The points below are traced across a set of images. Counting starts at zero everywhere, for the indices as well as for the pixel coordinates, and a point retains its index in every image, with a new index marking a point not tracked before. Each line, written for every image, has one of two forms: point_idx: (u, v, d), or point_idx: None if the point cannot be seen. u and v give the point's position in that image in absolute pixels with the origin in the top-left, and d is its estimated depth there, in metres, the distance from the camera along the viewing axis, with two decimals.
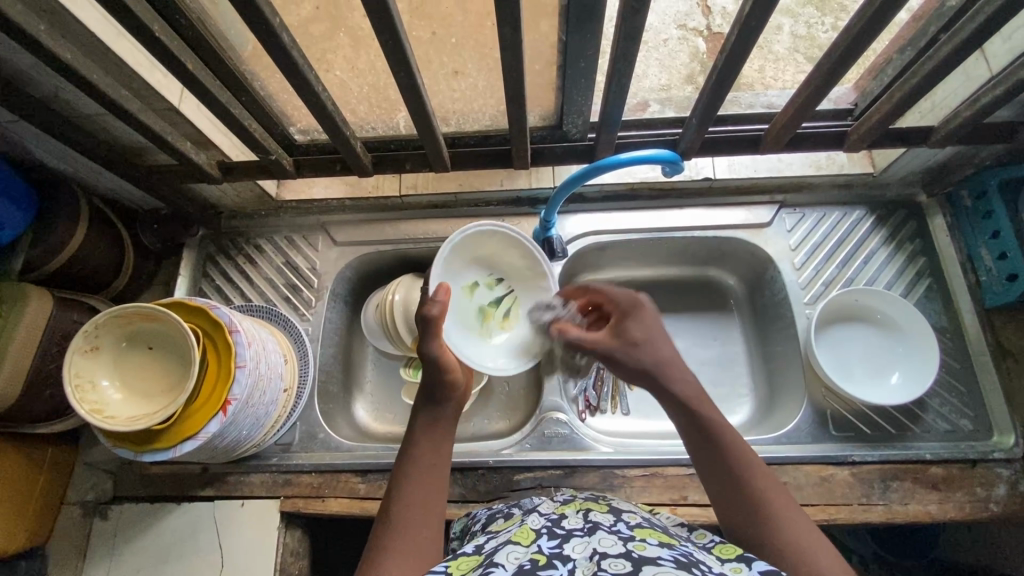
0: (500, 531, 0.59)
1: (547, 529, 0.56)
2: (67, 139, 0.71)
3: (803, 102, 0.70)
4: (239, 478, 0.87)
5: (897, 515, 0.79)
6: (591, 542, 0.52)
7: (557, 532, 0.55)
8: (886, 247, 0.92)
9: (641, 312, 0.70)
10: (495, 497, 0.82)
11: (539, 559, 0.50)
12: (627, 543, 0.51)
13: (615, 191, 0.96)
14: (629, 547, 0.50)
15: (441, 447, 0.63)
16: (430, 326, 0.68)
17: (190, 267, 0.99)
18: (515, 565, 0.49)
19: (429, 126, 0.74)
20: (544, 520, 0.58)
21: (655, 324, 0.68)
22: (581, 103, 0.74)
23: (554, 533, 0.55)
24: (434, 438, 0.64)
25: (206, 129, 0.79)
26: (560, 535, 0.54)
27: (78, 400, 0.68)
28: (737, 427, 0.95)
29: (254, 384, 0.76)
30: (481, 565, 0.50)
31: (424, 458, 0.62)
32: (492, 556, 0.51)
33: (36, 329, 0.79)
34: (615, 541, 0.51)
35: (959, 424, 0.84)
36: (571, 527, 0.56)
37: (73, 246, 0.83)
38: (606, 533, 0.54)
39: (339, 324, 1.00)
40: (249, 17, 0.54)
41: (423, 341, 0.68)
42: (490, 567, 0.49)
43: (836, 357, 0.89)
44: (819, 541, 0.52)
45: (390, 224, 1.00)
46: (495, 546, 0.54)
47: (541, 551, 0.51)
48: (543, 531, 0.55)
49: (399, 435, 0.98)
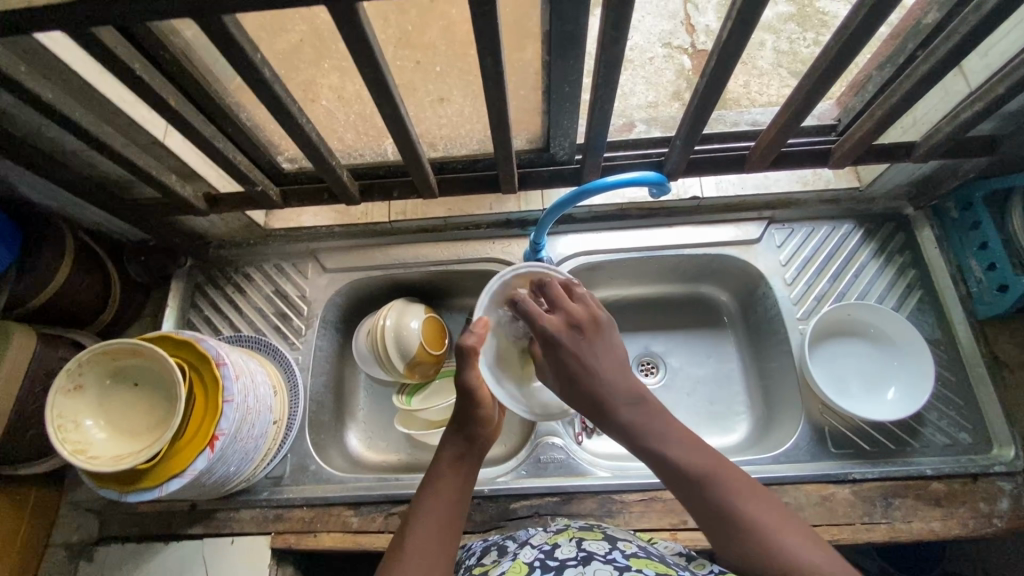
0: (492, 568, 0.58)
1: (540, 562, 0.55)
2: (50, 176, 0.70)
3: (786, 121, 0.71)
4: (228, 515, 0.85)
5: (901, 534, 0.77)
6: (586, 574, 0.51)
7: (551, 563, 0.54)
8: (876, 260, 0.93)
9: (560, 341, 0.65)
10: (491, 527, 0.80)
11: None
12: None
13: (604, 211, 0.97)
14: None
15: (466, 483, 0.64)
16: (465, 355, 0.68)
17: (178, 298, 0.98)
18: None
19: (415, 155, 0.73)
20: (536, 552, 0.57)
21: (588, 350, 0.65)
22: (567, 126, 0.74)
23: (548, 565, 0.54)
24: (460, 471, 0.65)
25: (193, 162, 0.79)
26: (554, 565, 0.53)
27: (61, 440, 0.67)
28: (735, 446, 0.94)
29: (242, 418, 0.74)
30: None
31: (447, 492, 0.62)
32: None
33: (18, 369, 0.77)
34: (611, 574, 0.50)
35: (958, 437, 0.83)
36: (565, 557, 0.55)
37: (57, 282, 0.82)
38: (601, 563, 0.53)
39: (329, 352, 0.99)
40: (230, 55, 0.53)
41: (460, 368, 0.69)
42: None
43: (832, 374, 0.88)
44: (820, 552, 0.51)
45: (380, 250, 0.99)
46: None
47: None
48: (536, 565, 0.54)
49: (392, 464, 0.96)
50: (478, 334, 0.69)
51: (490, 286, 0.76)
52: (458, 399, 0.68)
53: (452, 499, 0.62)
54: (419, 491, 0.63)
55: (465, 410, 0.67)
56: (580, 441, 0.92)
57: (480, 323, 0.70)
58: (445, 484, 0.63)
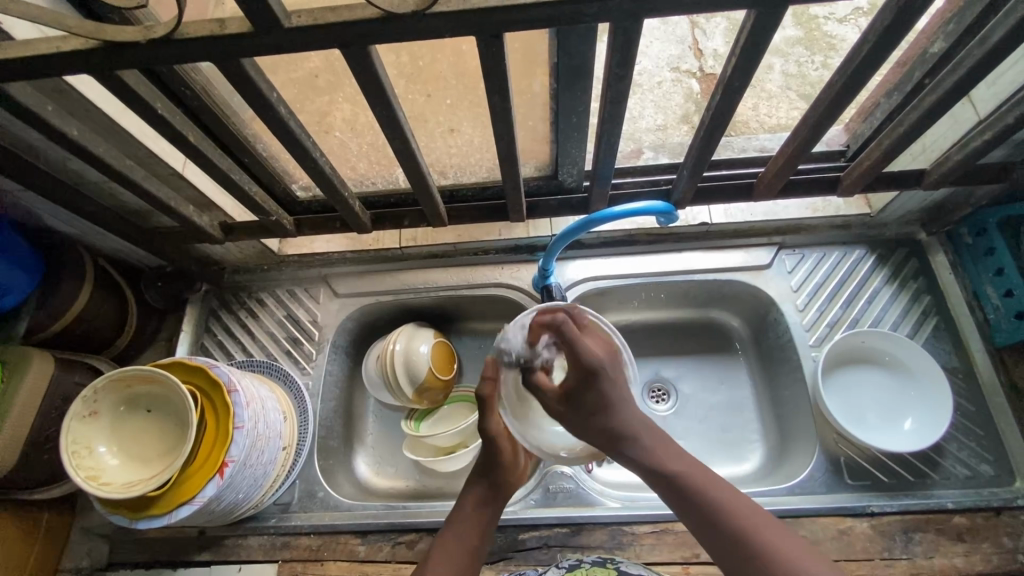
0: None
1: None
2: (73, 207, 0.72)
3: (794, 150, 0.71)
4: (237, 541, 0.85)
5: (923, 570, 0.75)
6: None
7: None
8: (889, 285, 0.92)
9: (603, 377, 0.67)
10: (499, 559, 0.79)
11: None
12: None
13: (613, 237, 0.97)
14: None
15: (490, 525, 0.68)
16: (485, 406, 0.73)
17: (193, 322, 1.00)
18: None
19: (427, 186, 0.75)
20: None
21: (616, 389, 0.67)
22: (575, 154, 0.76)
23: None
24: (483, 513, 0.69)
25: (210, 191, 0.81)
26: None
27: (75, 466, 0.68)
28: (748, 475, 0.92)
29: (252, 444, 0.75)
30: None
31: (471, 525, 0.67)
32: None
33: (36, 394, 0.78)
34: None
35: (980, 469, 0.80)
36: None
37: (75, 309, 0.84)
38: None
39: (339, 377, 0.99)
40: (246, 93, 0.55)
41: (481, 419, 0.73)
42: None
43: (846, 402, 0.87)
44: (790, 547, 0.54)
45: (390, 275, 1.01)
46: None
47: None
48: None
49: (400, 491, 0.96)
50: (491, 381, 0.73)
51: (520, 316, 0.74)
52: (483, 446, 0.73)
53: (475, 536, 0.66)
54: (445, 524, 0.68)
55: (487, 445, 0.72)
56: (590, 469, 0.90)
57: (491, 366, 0.73)
58: (467, 518, 0.68)
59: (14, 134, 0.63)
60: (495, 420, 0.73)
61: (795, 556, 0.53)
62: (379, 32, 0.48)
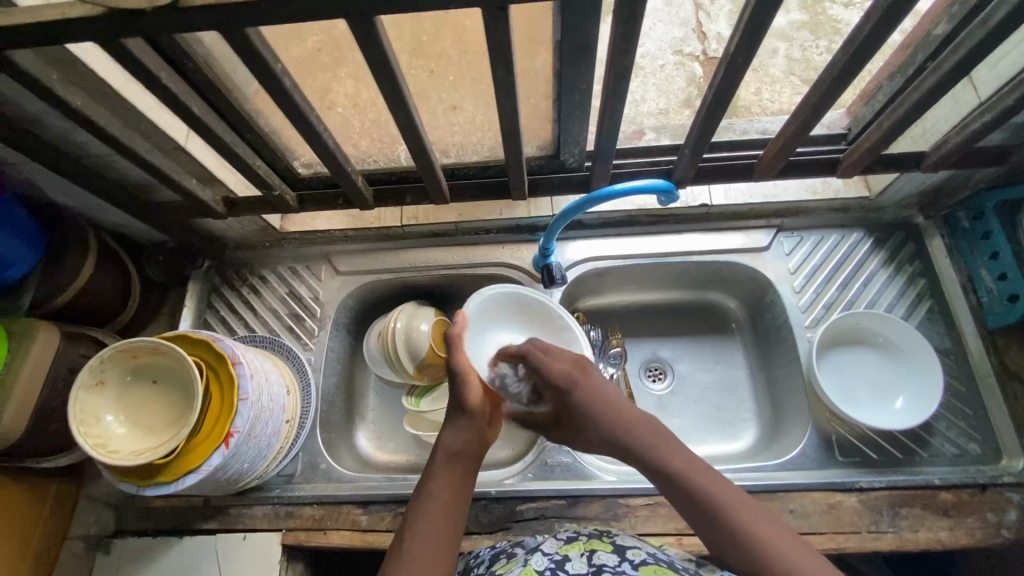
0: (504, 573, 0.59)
1: (551, 571, 0.56)
2: (76, 179, 0.72)
3: (794, 131, 0.72)
4: (241, 511, 0.87)
5: (908, 543, 0.77)
6: None
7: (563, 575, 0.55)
8: (885, 269, 0.93)
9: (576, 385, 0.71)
10: (498, 529, 0.81)
11: None
12: None
13: (613, 218, 0.97)
14: None
15: (464, 492, 0.65)
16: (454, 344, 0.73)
17: (195, 298, 1.01)
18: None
19: (429, 163, 0.75)
20: (546, 560, 0.58)
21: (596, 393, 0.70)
22: (577, 133, 0.76)
23: None
24: (454, 475, 0.66)
25: (212, 166, 0.81)
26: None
27: (83, 434, 0.69)
28: (742, 453, 0.94)
29: (257, 416, 0.76)
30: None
31: (445, 493, 0.63)
32: None
33: (43, 364, 0.79)
34: None
35: (967, 447, 0.82)
36: (577, 572, 0.56)
37: (82, 281, 0.84)
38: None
39: (340, 353, 1.01)
40: (251, 64, 0.55)
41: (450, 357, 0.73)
42: None
43: (839, 382, 0.88)
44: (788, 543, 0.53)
45: (392, 253, 1.01)
46: None
47: None
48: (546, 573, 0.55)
49: (400, 465, 0.98)
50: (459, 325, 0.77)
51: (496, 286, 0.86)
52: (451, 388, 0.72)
53: (450, 505, 0.63)
54: (416, 495, 0.64)
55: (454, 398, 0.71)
56: None
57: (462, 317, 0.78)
58: (439, 487, 0.64)
59: (18, 104, 0.63)
60: (463, 358, 0.73)
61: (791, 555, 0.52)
62: (384, 2, 0.48)
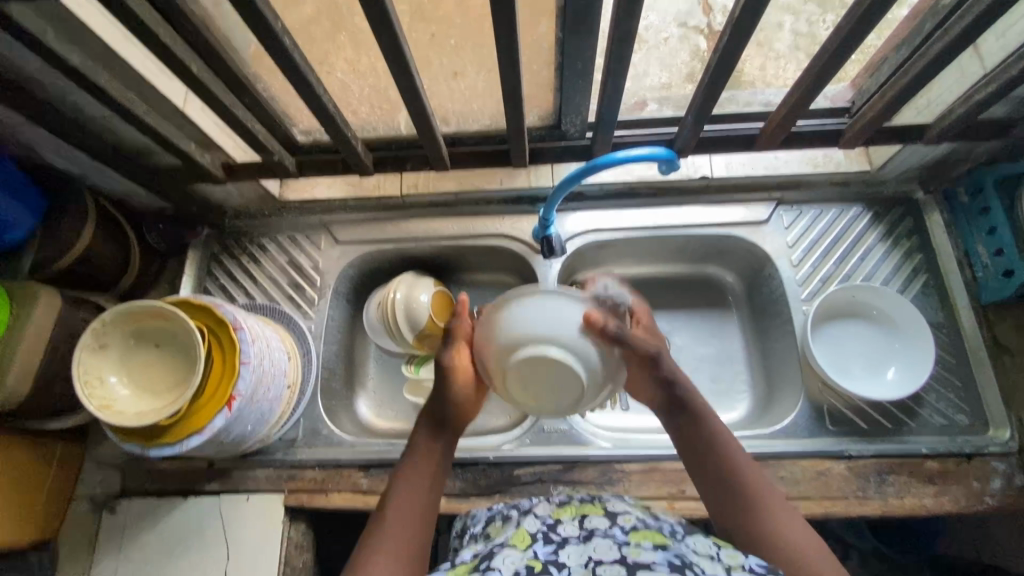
0: (499, 537, 0.60)
1: (543, 535, 0.56)
2: (74, 141, 0.72)
3: (798, 100, 0.71)
4: (244, 473, 0.88)
5: (894, 508, 0.79)
6: (586, 549, 0.51)
7: (553, 537, 0.55)
8: (883, 243, 0.93)
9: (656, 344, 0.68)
10: (495, 491, 0.83)
11: (534, 566, 0.50)
12: (622, 549, 0.50)
13: (613, 189, 0.97)
14: (623, 552, 0.50)
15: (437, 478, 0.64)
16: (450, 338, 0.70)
17: (195, 266, 1.01)
18: (509, 572, 0.50)
19: (430, 129, 0.75)
20: (540, 523, 0.58)
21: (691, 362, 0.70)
22: (579, 103, 0.76)
23: (550, 538, 0.54)
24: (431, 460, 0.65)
25: (211, 130, 0.80)
26: (556, 540, 0.54)
27: (88, 395, 0.70)
28: (735, 423, 0.96)
29: (259, 380, 0.77)
30: (477, 571, 0.52)
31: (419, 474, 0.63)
32: (489, 563, 0.52)
33: (46, 327, 0.79)
34: (611, 547, 0.51)
35: (956, 418, 0.84)
36: (568, 534, 0.55)
37: (81, 246, 0.84)
38: (602, 539, 0.53)
39: (340, 323, 1.01)
40: (251, 21, 0.55)
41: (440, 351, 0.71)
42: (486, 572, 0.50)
43: (833, 353, 0.90)
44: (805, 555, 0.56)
45: (391, 223, 1.01)
46: (493, 550, 0.55)
47: (537, 558, 0.52)
48: (539, 536, 0.55)
49: (399, 431, 0.99)
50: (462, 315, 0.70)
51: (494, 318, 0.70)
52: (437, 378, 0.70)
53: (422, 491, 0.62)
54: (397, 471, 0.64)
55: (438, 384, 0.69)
56: (584, 413, 0.94)
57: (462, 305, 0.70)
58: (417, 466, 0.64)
59: (13, 62, 0.62)
60: (455, 354, 0.70)
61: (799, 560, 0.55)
62: None
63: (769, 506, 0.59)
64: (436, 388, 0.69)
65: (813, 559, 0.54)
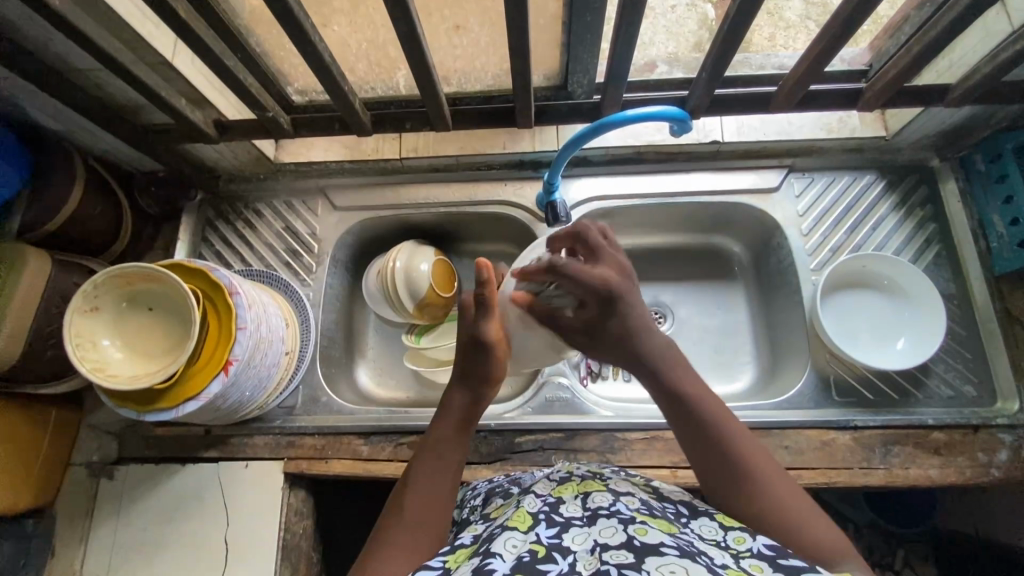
0: (497, 516, 0.56)
1: (546, 515, 0.51)
2: (58, 93, 0.68)
3: (815, 58, 0.68)
4: (243, 440, 0.87)
5: (898, 478, 0.79)
6: (591, 532, 0.48)
7: (555, 518, 0.51)
8: (896, 213, 0.91)
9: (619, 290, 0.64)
10: (497, 459, 0.82)
11: (538, 550, 0.47)
12: (628, 528, 0.47)
13: (620, 154, 0.94)
14: (629, 533, 0.47)
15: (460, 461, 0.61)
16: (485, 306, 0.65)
17: (190, 231, 0.98)
18: (512, 558, 0.46)
19: (431, 86, 0.72)
20: (541, 503, 0.54)
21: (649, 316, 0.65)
22: (587, 61, 0.72)
23: (553, 518, 0.50)
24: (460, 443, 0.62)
25: (203, 86, 0.77)
26: (558, 522, 0.50)
27: (80, 358, 0.68)
28: (739, 394, 0.95)
29: (255, 346, 0.76)
30: (477, 555, 0.48)
31: (444, 465, 0.60)
32: (489, 546, 0.48)
33: (35, 290, 0.77)
34: (616, 530, 0.48)
35: (963, 389, 0.83)
36: (570, 515, 0.51)
37: (70, 207, 0.81)
38: (607, 518, 0.49)
39: (339, 291, 0.99)
40: None
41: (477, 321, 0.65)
42: (486, 559, 0.46)
43: (840, 323, 0.88)
44: (811, 517, 0.52)
45: (390, 188, 0.98)
46: (493, 533, 0.51)
47: (540, 542, 0.48)
48: (541, 517, 0.51)
49: (399, 400, 0.99)
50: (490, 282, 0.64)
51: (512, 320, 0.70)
52: (468, 351, 0.65)
53: (450, 478, 0.59)
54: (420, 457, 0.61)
55: (475, 362, 0.64)
56: (585, 383, 0.94)
57: (487, 267, 0.63)
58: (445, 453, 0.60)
59: None
60: (490, 323, 0.65)
61: (813, 531, 0.51)
62: None
63: (760, 470, 0.55)
64: (470, 357, 0.65)
65: (819, 530, 0.51)
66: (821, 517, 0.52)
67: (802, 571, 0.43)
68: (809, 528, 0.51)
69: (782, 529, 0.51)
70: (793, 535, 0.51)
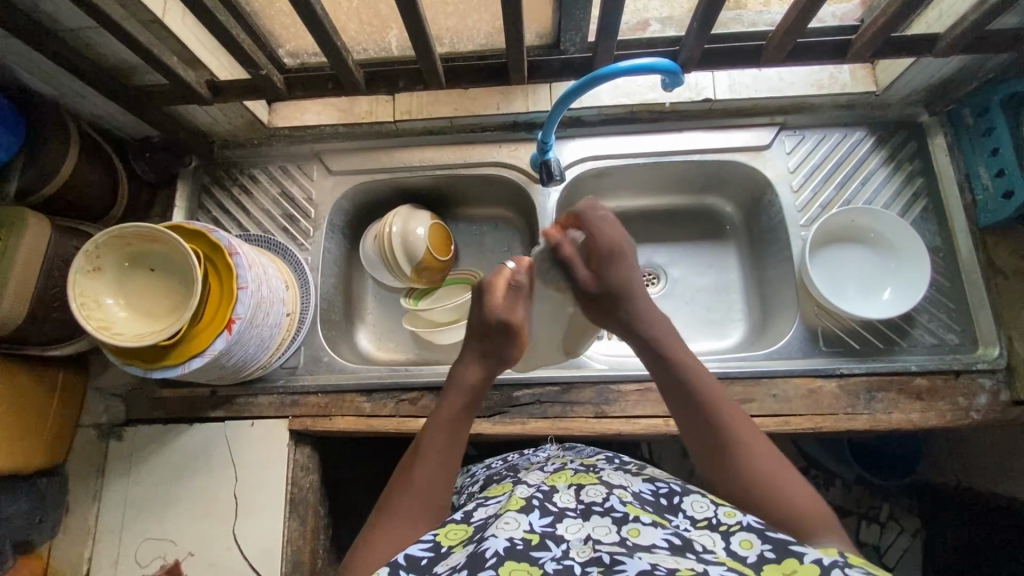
0: (491, 500, 0.59)
1: (539, 502, 0.54)
2: (51, 52, 0.68)
3: (804, 8, 0.69)
4: (247, 399, 0.90)
5: (882, 423, 0.82)
6: (585, 526, 0.51)
7: (549, 507, 0.54)
8: (885, 167, 0.92)
9: (621, 259, 0.73)
10: (496, 412, 0.85)
11: (531, 538, 0.49)
12: (622, 531, 0.50)
13: (613, 114, 0.95)
14: (624, 534, 0.50)
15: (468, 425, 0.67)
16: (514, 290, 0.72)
17: (187, 197, 0.99)
18: (505, 541, 0.48)
19: (424, 42, 0.72)
20: (533, 490, 0.57)
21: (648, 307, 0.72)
22: (579, 17, 0.72)
23: (546, 508, 0.53)
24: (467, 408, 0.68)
25: (195, 46, 0.77)
26: (552, 512, 0.53)
27: (86, 316, 0.69)
28: (730, 349, 0.98)
29: (257, 305, 0.77)
30: (472, 542, 0.51)
31: (450, 430, 0.66)
32: (483, 533, 0.50)
33: (36, 253, 0.78)
34: (609, 529, 0.50)
35: (946, 338, 0.86)
36: (564, 505, 0.54)
37: (66, 170, 0.81)
38: (599, 516, 0.53)
39: (337, 255, 1.01)
40: None
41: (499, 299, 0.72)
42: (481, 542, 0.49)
43: (830, 275, 0.91)
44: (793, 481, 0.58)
45: (386, 152, 0.99)
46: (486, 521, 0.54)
47: (533, 530, 0.50)
48: (534, 503, 0.54)
49: (399, 361, 1.01)
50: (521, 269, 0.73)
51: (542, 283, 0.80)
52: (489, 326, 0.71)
53: (457, 442, 0.66)
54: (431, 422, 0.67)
55: (495, 341, 0.71)
56: None
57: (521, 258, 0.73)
58: (453, 419, 0.66)
59: None
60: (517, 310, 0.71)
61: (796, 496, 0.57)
62: None
63: (746, 441, 0.61)
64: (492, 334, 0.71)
65: (801, 497, 0.57)
66: (800, 484, 0.58)
67: (789, 543, 0.48)
68: (793, 491, 0.57)
69: (772, 495, 0.57)
70: (779, 499, 0.57)
